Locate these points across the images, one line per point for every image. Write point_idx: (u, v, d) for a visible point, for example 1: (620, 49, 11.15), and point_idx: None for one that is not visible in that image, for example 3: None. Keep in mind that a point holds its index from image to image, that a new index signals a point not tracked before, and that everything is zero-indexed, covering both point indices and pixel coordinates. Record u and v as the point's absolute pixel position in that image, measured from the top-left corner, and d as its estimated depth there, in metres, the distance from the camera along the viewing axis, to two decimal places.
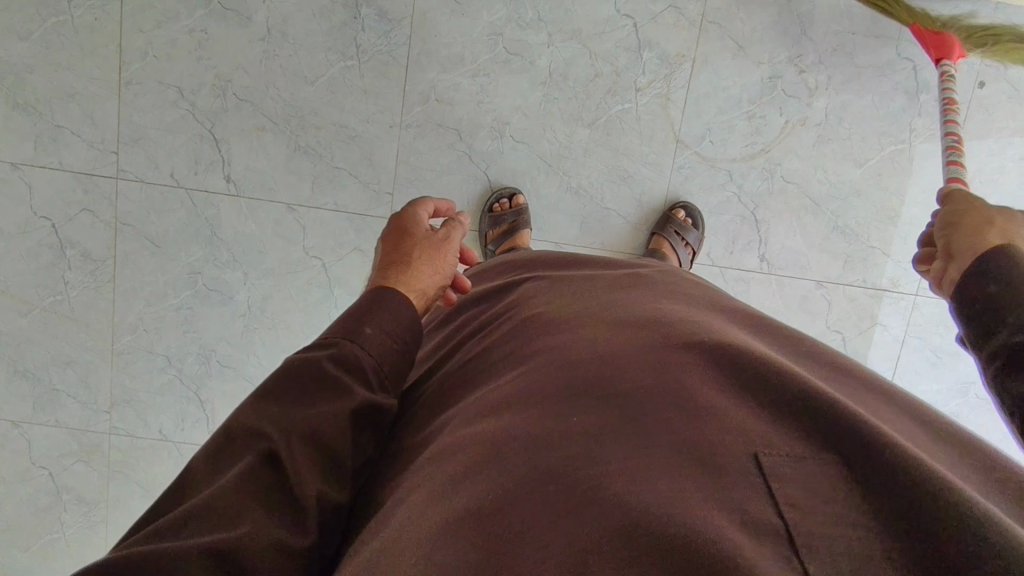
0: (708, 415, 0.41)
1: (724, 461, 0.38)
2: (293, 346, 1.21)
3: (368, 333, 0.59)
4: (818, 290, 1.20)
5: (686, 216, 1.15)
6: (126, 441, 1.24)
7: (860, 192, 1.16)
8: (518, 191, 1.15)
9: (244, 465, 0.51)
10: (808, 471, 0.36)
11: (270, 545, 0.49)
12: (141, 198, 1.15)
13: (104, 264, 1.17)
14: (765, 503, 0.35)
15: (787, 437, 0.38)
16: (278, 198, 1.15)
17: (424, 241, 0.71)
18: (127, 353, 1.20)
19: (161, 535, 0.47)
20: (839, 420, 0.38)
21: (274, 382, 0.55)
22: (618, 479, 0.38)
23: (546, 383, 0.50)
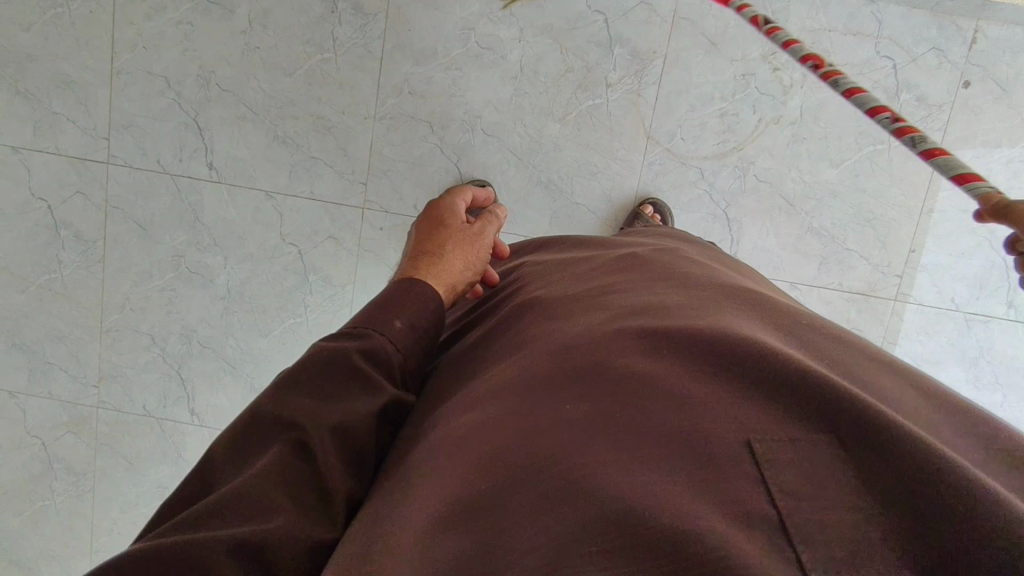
0: (688, 394, 0.36)
1: (708, 446, 0.33)
2: (269, 330, 1.25)
3: (397, 326, 0.56)
4: (790, 291, 1.18)
5: (654, 212, 1.14)
6: (113, 415, 1.30)
7: (836, 192, 1.14)
8: (488, 183, 1.17)
9: (272, 457, 0.47)
10: (801, 450, 0.31)
11: (304, 543, 0.45)
12: (130, 183, 1.20)
13: (94, 245, 1.23)
14: (757, 492, 0.30)
15: (778, 413, 0.33)
16: (257, 185, 1.19)
17: (461, 234, 0.69)
18: (115, 331, 1.26)
19: (185, 530, 0.44)
20: (828, 387, 0.32)
21: (297, 370, 0.51)
22: (591, 473, 0.33)
23: (523, 368, 0.46)
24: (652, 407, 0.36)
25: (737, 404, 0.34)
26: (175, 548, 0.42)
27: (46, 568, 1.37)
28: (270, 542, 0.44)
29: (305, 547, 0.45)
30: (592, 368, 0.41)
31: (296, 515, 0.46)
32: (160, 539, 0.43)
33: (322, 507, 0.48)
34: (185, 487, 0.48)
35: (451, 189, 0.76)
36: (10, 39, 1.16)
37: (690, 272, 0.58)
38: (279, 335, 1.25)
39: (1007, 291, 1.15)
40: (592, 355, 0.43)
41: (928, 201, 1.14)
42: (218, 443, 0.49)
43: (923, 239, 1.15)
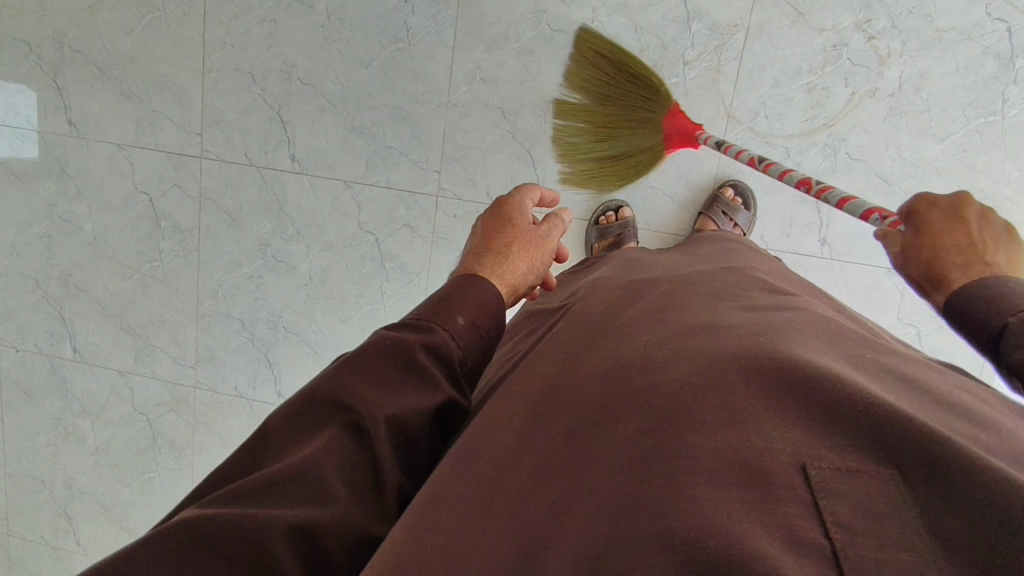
0: (745, 408, 0.37)
1: (761, 465, 0.34)
2: (349, 316, 1.28)
3: (460, 324, 0.58)
4: (887, 278, 1.09)
5: (735, 195, 1.09)
6: (208, 395, 1.38)
7: (941, 170, 1.05)
8: (625, 204, 1.14)
9: (329, 439, 0.50)
10: (860, 486, 0.32)
11: (353, 533, 0.48)
12: (221, 175, 1.27)
13: (190, 234, 1.31)
14: (808, 520, 0.31)
15: (835, 443, 0.34)
16: (336, 175, 1.23)
17: (528, 235, 0.70)
18: (209, 316, 1.34)
19: (242, 499, 0.47)
20: (887, 424, 0.33)
21: (359, 358, 0.54)
22: (647, 491, 0.35)
23: (575, 396, 0.47)
24: (707, 418, 0.37)
25: (797, 430, 0.35)
26: (229, 517, 0.46)
27: None
28: (319, 528, 0.47)
29: (352, 536, 0.48)
30: (647, 386, 0.43)
31: (350, 500, 0.49)
32: (217, 501, 0.47)
33: (372, 495, 0.51)
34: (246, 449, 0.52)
35: (521, 184, 0.76)
36: (115, 43, 1.25)
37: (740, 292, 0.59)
38: (358, 321, 1.28)
39: None
40: (656, 370, 0.44)
41: None
42: (279, 412, 0.53)
43: None
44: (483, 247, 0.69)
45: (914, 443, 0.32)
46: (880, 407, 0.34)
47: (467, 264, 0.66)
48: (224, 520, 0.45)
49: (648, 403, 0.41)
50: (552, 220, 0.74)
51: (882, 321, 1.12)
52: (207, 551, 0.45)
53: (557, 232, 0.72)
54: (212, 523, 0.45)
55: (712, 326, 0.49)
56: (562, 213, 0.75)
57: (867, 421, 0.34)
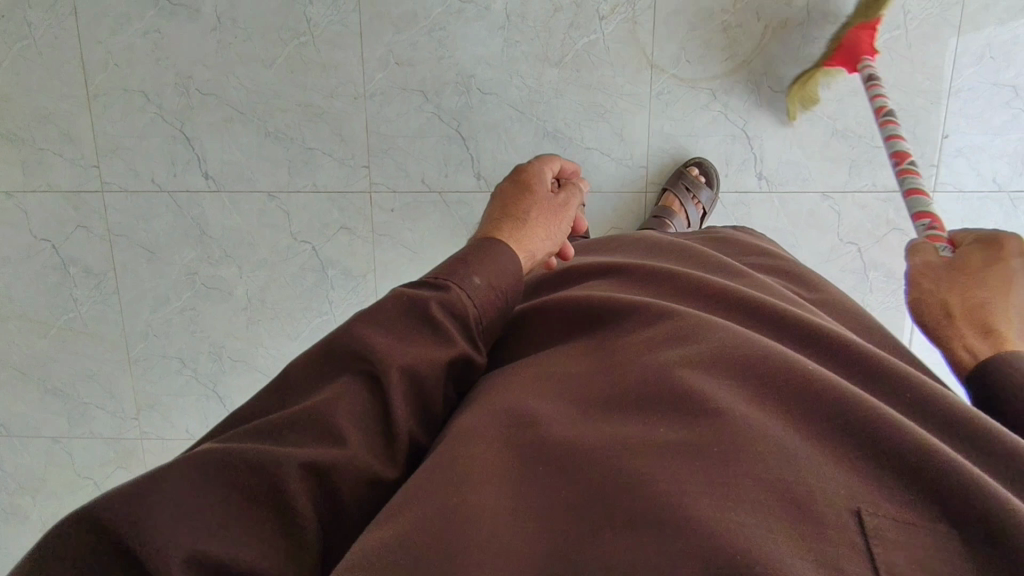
0: (804, 454, 0.42)
1: (821, 508, 0.39)
2: (297, 333, 1.21)
3: (476, 283, 0.58)
4: (824, 202, 1.13)
5: (698, 173, 1.10)
6: (157, 443, 1.28)
7: (857, 89, 1.08)
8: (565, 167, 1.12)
9: (346, 387, 0.52)
10: (912, 539, 0.37)
11: (365, 474, 0.50)
12: (129, 207, 1.17)
13: (106, 276, 1.20)
14: (862, 561, 0.36)
15: (891, 495, 0.40)
16: (257, 187, 1.15)
17: (544, 200, 0.73)
18: (143, 360, 1.24)
19: (260, 437, 0.50)
20: (945, 483, 0.39)
21: (377, 311, 0.55)
22: (706, 513, 0.38)
23: (607, 402, 0.50)
24: (767, 453, 0.42)
25: (851, 478, 0.41)
26: (246, 451, 0.48)
27: None
28: (332, 467, 0.49)
29: (364, 475, 0.50)
30: (692, 402, 0.46)
31: (364, 446, 0.51)
32: (236, 438, 0.50)
33: (384, 443, 0.52)
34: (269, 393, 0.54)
35: (543, 156, 0.79)
36: None
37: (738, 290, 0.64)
38: (308, 336, 1.22)
39: None
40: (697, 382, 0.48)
41: (956, 82, 1.07)
42: (300, 359, 0.55)
43: (954, 122, 1.09)
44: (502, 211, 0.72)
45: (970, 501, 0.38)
46: (935, 461, 0.40)
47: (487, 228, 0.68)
48: (242, 451, 0.48)
49: (698, 423, 0.45)
50: (569, 187, 0.78)
51: (825, 244, 1.15)
52: (227, 478, 0.47)
53: (573, 200, 0.76)
54: (230, 457, 0.47)
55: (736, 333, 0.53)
56: (579, 180, 0.79)
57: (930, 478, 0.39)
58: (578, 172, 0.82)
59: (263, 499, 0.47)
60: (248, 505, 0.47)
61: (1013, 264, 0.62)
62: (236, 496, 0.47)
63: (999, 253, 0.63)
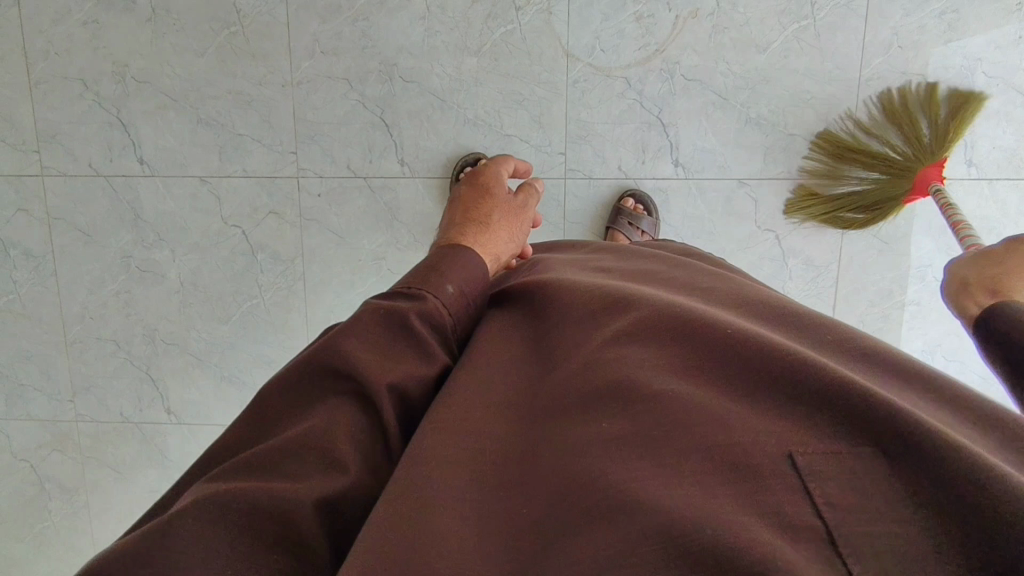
0: (736, 417, 0.41)
1: (754, 463, 0.38)
2: (229, 316, 1.24)
3: (449, 291, 0.63)
4: (740, 189, 1.14)
5: (636, 204, 1.14)
6: (92, 426, 1.30)
7: (769, 78, 1.10)
8: (482, 155, 1.15)
9: (339, 406, 0.53)
10: (850, 467, 0.36)
11: (366, 494, 0.50)
12: (67, 191, 1.21)
13: (44, 259, 1.24)
14: (802, 506, 0.35)
15: (820, 431, 0.39)
16: (190, 172, 1.19)
17: (502, 204, 0.83)
18: (79, 342, 1.27)
19: (261, 470, 0.48)
20: (872, 404, 0.38)
21: (355, 329, 0.56)
22: (651, 489, 0.37)
23: (554, 391, 0.49)
24: (701, 424, 0.41)
25: (774, 425, 0.40)
26: (252, 492, 0.46)
27: None
28: (338, 492, 0.48)
29: (366, 496, 0.50)
30: (629, 383, 0.46)
31: (363, 466, 0.51)
32: (233, 478, 0.48)
33: (383, 460, 0.53)
34: (249, 422, 0.53)
35: (498, 157, 0.91)
36: None
37: (689, 285, 0.64)
38: (239, 320, 1.24)
39: (964, 149, 1.11)
40: (631, 367, 0.47)
41: (866, 70, 1.09)
42: (281, 383, 0.54)
43: (866, 111, 1.10)
44: (466, 218, 0.80)
45: (888, 421, 0.37)
46: (852, 389, 0.39)
47: (456, 232, 0.76)
48: (249, 491, 0.46)
49: (634, 406, 0.44)
50: (526, 191, 0.88)
51: (743, 231, 1.16)
52: (235, 522, 0.45)
53: (529, 205, 0.85)
54: (238, 499, 0.45)
55: (667, 306, 0.52)
56: (533, 184, 0.89)
57: (853, 403, 0.38)
58: (529, 178, 0.91)
59: (276, 538, 0.45)
60: (260, 552, 0.45)
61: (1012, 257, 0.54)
62: (247, 542, 0.44)
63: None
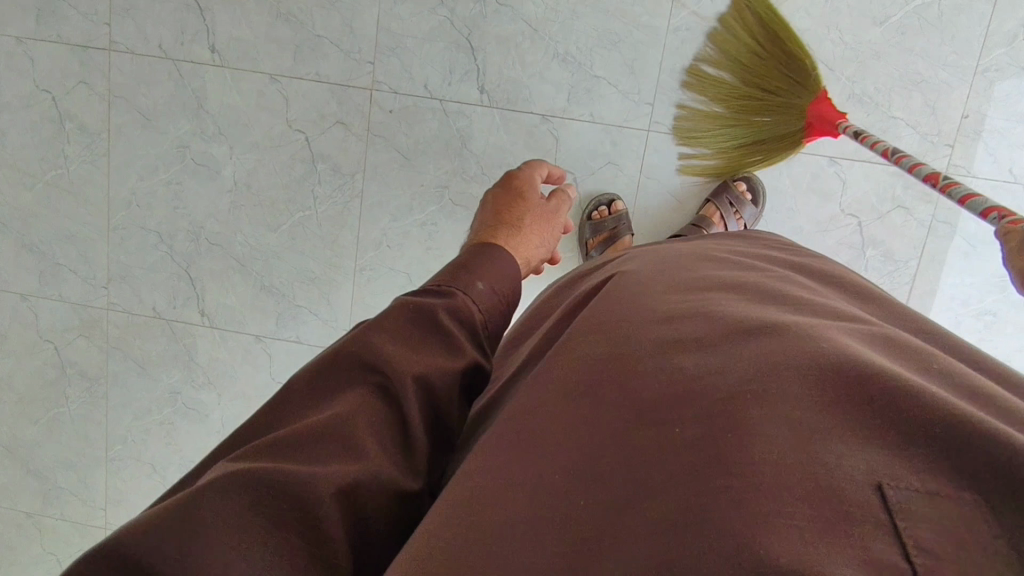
0: (819, 425, 0.34)
1: (830, 485, 0.31)
2: (278, 224, 1.20)
3: (480, 288, 0.59)
4: (830, 167, 1.09)
5: (746, 189, 1.11)
6: (123, 317, 1.27)
7: (881, 54, 1.05)
8: (617, 198, 1.13)
9: (356, 398, 0.50)
10: (944, 508, 0.29)
11: (388, 488, 0.48)
12: (132, 70, 1.16)
13: (99, 137, 1.20)
14: (889, 542, 0.29)
15: (914, 457, 0.32)
16: (260, 68, 1.14)
17: (535, 208, 0.79)
18: (122, 228, 1.23)
19: (274, 455, 0.46)
20: (973, 434, 0.30)
21: (381, 322, 0.53)
22: (707, 512, 0.32)
23: (611, 385, 0.44)
24: (772, 432, 0.35)
25: (859, 446, 0.33)
26: (265, 475, 0.44)
27: (62, 478, 1.36)
28: (358, 481, 0.46)
29: (387, 490, 0.48)
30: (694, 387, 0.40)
31: (381, 458, 0.48)
32: (242, 462, 0.45)
33: (403, 454, 0.50)
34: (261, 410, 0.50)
35: (530, 162, 0.89)
36: None
37: (772, 273, 0.57)
38: (288, 230, 1.20)
39: None
40: (696, 369, 0.41)
41: (983, 60, 1.03)
42: (299, 372, 0.52)
43: (978, 103, 1.05)
44: (499, 220, 0.76)
45: (998, 452, 0.29)
46: (958, 416, 0.32)
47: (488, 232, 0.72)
48: (262, 474, 0.44)
49: (697, 410, 0.38)
50: (558, 197, 0.84)
51: (824, 213, 1.11)
52: (256, 501, 0.43)
53: (562, 206, 0.82)
54: (247, 482, 0.43)
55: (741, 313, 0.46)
56: (566, 189, 0.86)
57: (954, 430, 0.31)
58: (565, 180, 0.88)
59: (290, 523, 0.44)
60: (283, 535, 0.43)
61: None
62: (268, 527, 0.43)
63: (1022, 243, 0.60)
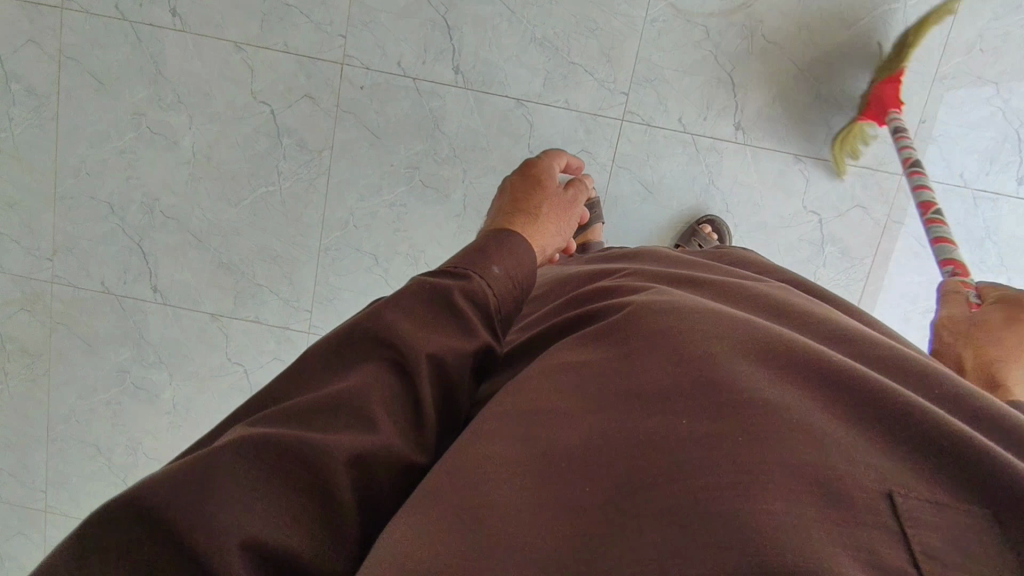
0: (832, 439, 0.35)
1: (840, 486, 0.32)
2: (240, 200, 1.16)
3: (495, 274, 0.59)
4: (795, 164, 1.12)
5: (712, 231, 1.11)
6: (68, 291, 1.20)
7: (848, 57, 1.08)
8: (590, 185, 1.13)
9: (373, 371, 0.50)
10: (949, 522, 0.30)
11: (398, 461, 0.48)
12: (84, 30, 1.10)
13: (47, 100, 1.13)
14: (894, 545, 0.29)
15: (922, 478, 0.32)
16: (225, 36, 1.10)
17: (553, 197, 0.79)
18: (70, 198, 1.17)
19: (291, 421, 0.46)
20: (984, 464, 0.32)
21: (399, 299, 0.53)
22: (716, 500, 0.32)
23: (619, 384, 0.44)
24: (788, 437, 0.35)
25: (871, 461, 0.34)
26: (283, 438, 0.44)
27: None
28: (369, 454, 0.46)
29: (398, 463, 0.48)
30: (706, 391, 0.40)
31: (395, 432, 0.48)
32: (262, 424, 0.45)
33: (415, 429, 0.50)
34: (282, 377, 0.50)
35: (549, 150, 0.87)
36: None
37: (772, 293, 0.57)
38: (250, 206, 1.16)
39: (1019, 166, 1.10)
40: (708, 374, 0.41)
41: (942, 68, 1.07)
42: (319, 343, 0.51)
43: (935, 109, 1.09)
44: (517, 206, 0.75)
45: (1003, 481, 0.31)
46: (969, 445, 0.33)
47: (509, 218, 0.72)
48: (281, 437, 0.44)
49: (710, 410, 0.38)
50: (574, 186, 0.84)
51: (788, 209, 1.14)
52: (269, 465, 0.43)
53: (579, 197, 0.82)
54: (268, 444, 0.43)
55: (750, 327, 0.47)
56: (581, 180, 0.85)
57: (967, 457, 0.32)
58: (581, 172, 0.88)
59: (305, 487, 0.44)
60: (296, 501, 0.43)
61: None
62: (284, 491, 0.43)
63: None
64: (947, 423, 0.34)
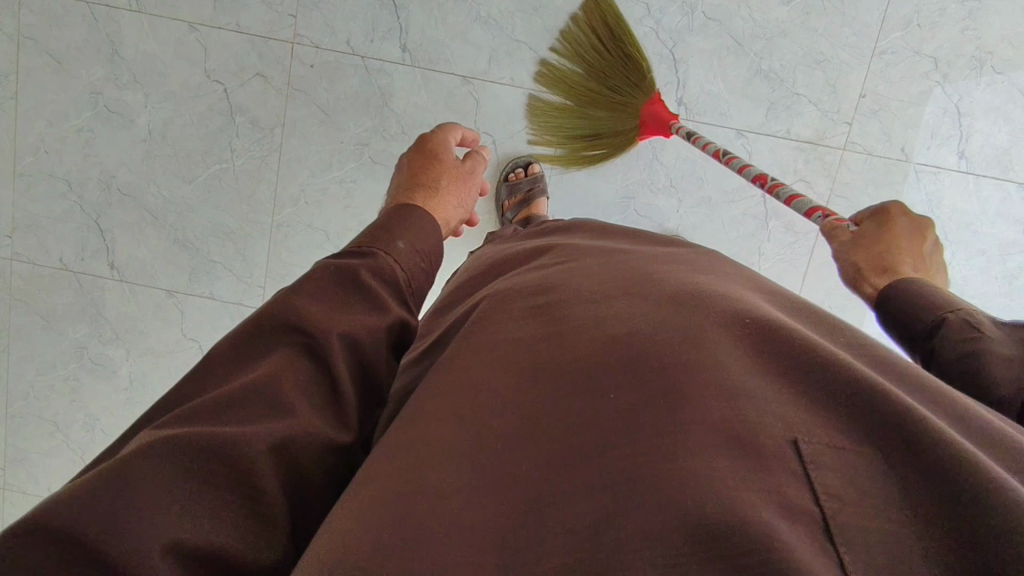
0: (738, 386, 0.36)
1: (750, 436, 0.33)
2: (194, 177, 1.18)
3: (399, 247, 0.62)
4: (737, 139, 1.14)
5: None
6: (26, 269, 1.23)
7: (786, 32, 1.10)
8: (534, 160, 1.17)
9: (284, 357, 0.50)
10: (849, 462, 0.31)
11: (320, 443, 0.48)
12: (42, 10, 1.13)
13: (5, 79, 1.16)
14: (802, 490, 0.30)
15: (823, 420, 0.33)
16: (178, 16, 1.13)
17: (452, 169, 0.81)
18: (28, 175, 1.19)
19: (204, 419, 0.45)
20: (883, 403, 0.33)
21: (305, 287, 0.54)
22: (638, 465, 0.33)
23: (544, 352, 0.44)
24: (699, 392, 0.36)
25: (775, 407, 0.34)
26: (196, 435, 0.43)
27: None
28: (293, 440, 0.46)
29: (321, 446, 0.48)
30: (623, 355, 0.41)
31: (313, 414, 0.48)
32: (174, 426, 0.44)
33: (335, 411, 0.50)
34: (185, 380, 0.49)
35: (443, 124, 0.87)
36: None
37: (692, 261, 0.59)
38: (204, 182, 1.18)
39: (958, 140, 1.11)
40: (627, 338, 0.42)
41: (880, 42, 1.09)
42: (222, 339, 0.51)
43: (874, 83, 1.10)
44: (414, 181, 0.77)
45: (898, 418, 0.32)
46: (870, 388, 0.34)
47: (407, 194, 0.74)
48: (197, 435, 0.43)
49: (627, 373, 0.39)
50: (472, 157, 0.85)
51: (732, 183, 1.15)
52: (185, 465, 0.42)
53: (478, 168, 0.84)
54: (183, 445, 0.42)
55: (670, 290, 0.48)
56: (481, 151, 0.87)
57: (867, 398, 0.33)
58: (477, 143, 0.89)
59: (226, 482, 0.42)
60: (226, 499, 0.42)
61: (903, 226, 0.68)
62: (203, 488, 0.42)
63: (888, 215, 0.69)
64: (848, 366, 0.35)
